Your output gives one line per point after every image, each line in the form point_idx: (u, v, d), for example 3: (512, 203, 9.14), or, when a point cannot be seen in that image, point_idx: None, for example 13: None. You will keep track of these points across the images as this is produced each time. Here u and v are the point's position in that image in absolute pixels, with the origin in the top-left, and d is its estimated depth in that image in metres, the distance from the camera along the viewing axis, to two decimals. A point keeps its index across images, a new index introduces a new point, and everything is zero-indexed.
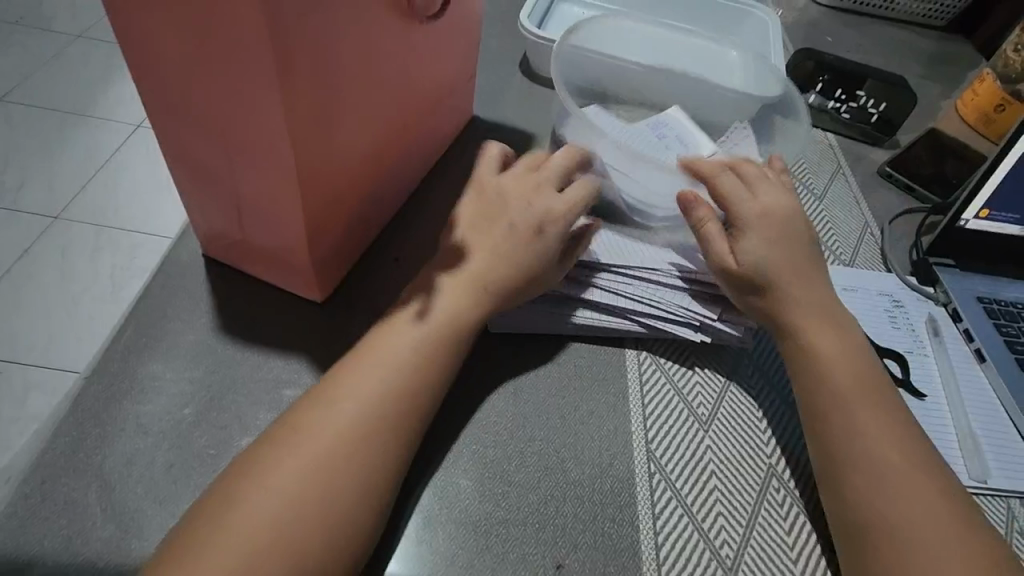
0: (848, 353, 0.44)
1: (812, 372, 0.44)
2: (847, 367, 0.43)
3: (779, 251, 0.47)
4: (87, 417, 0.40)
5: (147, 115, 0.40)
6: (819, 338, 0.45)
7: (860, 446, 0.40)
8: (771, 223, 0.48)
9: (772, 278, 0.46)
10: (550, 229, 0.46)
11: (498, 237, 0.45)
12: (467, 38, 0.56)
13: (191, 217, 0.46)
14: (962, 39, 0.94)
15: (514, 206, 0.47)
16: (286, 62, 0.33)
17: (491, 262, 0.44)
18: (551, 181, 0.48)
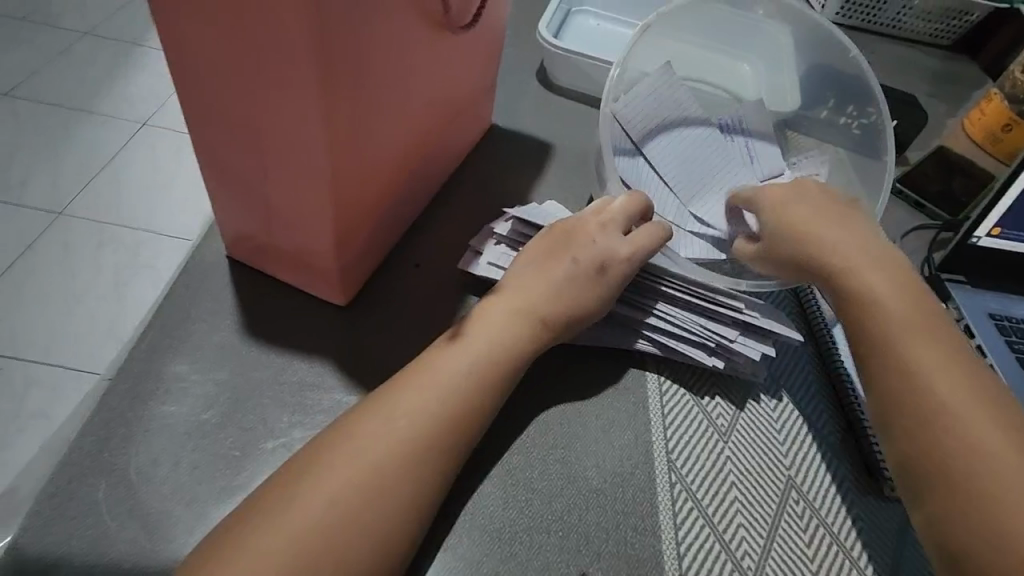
0: (897, 288, 0.43)
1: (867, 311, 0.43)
2: (900, 306, 0.42)
3: (810, 216, 0.48)
4: (113, 417, 0.40)
5: (181, 116, 0.40)
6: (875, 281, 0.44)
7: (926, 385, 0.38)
8: (797, 197, 0.50)
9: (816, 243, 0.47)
10: (611, 269, 0.46)
11: (561, 272, 0.45)
12: (490, 48, 0.57)
13: (217, 219, 0.46)
14: (968, 59, 0.96)
15: (582, 243, 0.47)
16: (328, 67, 0.33)
17: (549, 293, 0.44)
18: (618, 220, 0.48)
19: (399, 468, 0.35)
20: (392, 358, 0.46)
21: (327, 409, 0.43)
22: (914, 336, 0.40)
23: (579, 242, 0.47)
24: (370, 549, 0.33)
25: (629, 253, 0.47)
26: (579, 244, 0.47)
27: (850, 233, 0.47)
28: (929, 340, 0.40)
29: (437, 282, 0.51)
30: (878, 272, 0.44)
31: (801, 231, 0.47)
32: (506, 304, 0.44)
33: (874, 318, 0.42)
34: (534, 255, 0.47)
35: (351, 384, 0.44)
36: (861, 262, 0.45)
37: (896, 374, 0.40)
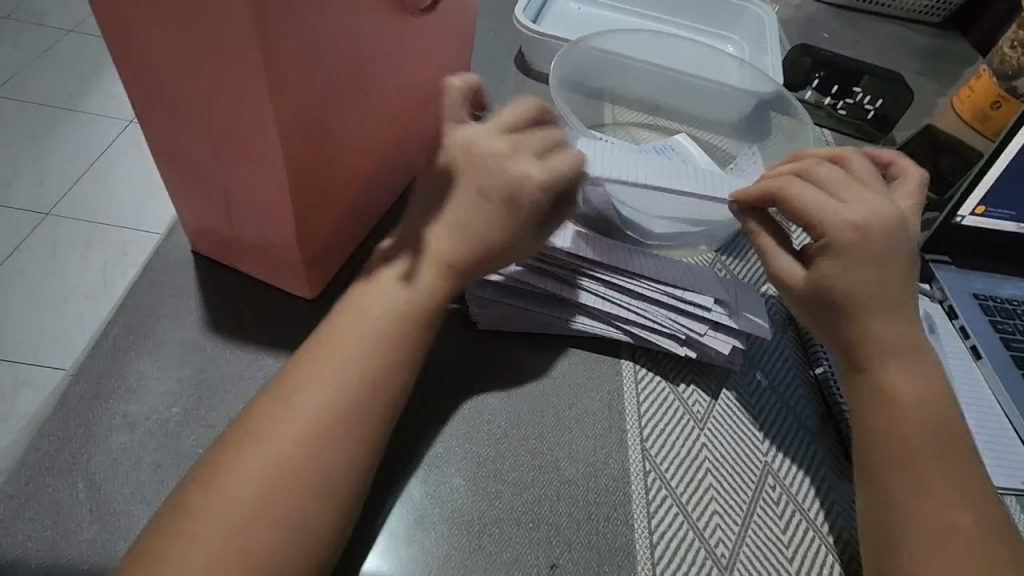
0: (932, 391, 0.41)
1: (880, 402, 0.40)
2: (922, 402, 0.40)
3: (872, 275, 0.41)
4: (72, 417, 0.39)
5: (136, 111, 0.39)
6: (899, 367, 0.41)
7: (915, 500, 0.37)
8: (875, 245, 0.42)
9: (862, 310, 0.41)
10: (524, 198, 0.41)
11: (464, 204, 0.41)
12: (461, 32, 0.55)
13: (179, 214, 0.45)
14: (958, 36, 0.94)
15: (474, 173, 0.41)
16: (274, 54, 0.32)
17: (468, 245, 0.41)
18: (526, 144, 0.43)
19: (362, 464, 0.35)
20: None
21: None
22: (931, 441, 0.39)
23: (491, 163, 0.41)
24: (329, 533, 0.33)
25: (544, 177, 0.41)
26: (468, 169, 0.42)
27: (908, 318, 0.42)
28: (943, 449, 0.39)
29: None
30: (914, 371, 0.41)
31: (852, 265, 0.41)
32: (410, 266, 0.41)
33: (891, 409, 0.40)
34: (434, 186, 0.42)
35: None
36: (906, 346, 0.41)
37: (903, 469, 0.38)
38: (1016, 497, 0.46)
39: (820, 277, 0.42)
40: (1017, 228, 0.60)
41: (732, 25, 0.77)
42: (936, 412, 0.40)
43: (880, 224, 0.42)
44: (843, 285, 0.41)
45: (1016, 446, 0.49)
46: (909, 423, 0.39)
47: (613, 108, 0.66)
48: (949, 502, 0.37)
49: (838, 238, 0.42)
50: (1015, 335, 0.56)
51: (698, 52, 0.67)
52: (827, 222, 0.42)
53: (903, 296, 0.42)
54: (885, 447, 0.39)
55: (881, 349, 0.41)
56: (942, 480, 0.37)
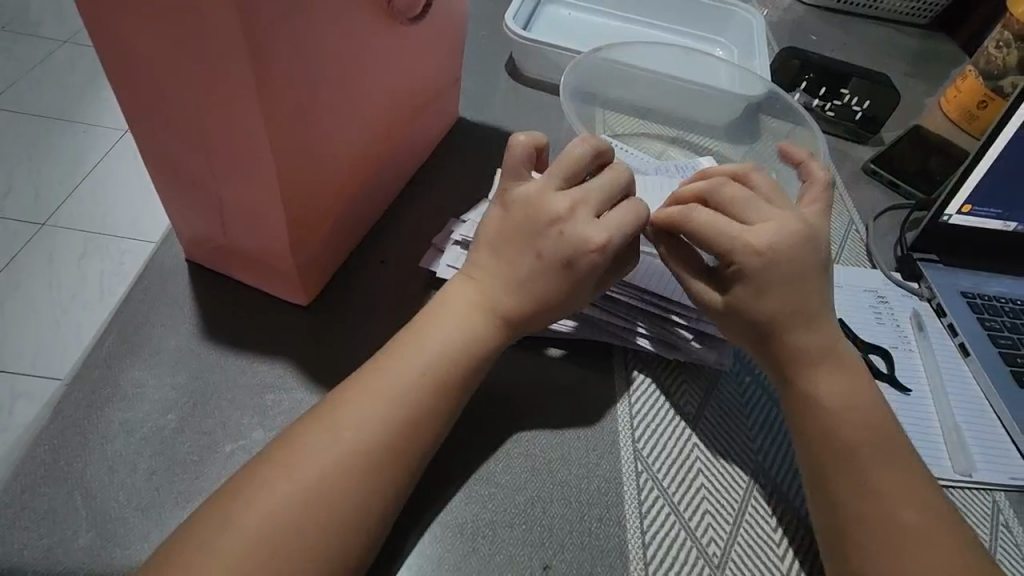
0: (857, 395, 0.40)
1: (807, 405, 0.40)
2: (847, 411, 0.40)
3: (789, 295, 0.41)
4: (68, 425, 0.40)
5: (128, 124, 0.40)
6: (817, 370, 0.41)
7: (858, 506, 0.37)
8: (785, 266, 0.40)
9: (782, 327, 0.41)
10: (581, 263, 0.40)
11: (527, 266, 0.41)
12: (452, 39, 0.56)
13: (173, 223, 0.46)
14: (945, 36, 0.95)
15: (551, 231, 0.41)
16: (261, 64, 0.33)
17: (511, 289, 0.41)
18: (593, 198, 0.41)
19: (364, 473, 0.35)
20: (353, 357, 0.45)
21: (286, 410, 0.42)
22: (862, 453, 0.38)
23: (549, 229, 0.41)
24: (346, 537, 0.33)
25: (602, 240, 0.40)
26: (531, 231, 0.41)
27: (828, 325, 0.42)
28: (875, 455, 0.38)
29: (400, 278, 0.51)
30: (833, 378, 0.41)
31: (747, 270, 0.40)
32: (470, 293, 0.42)
33: (823, 420, 0.40)
34: (494, 241, 0.42)
35: (312, 384, 0.44)
36: (829, 357, 0.41)
37: (839, 478, 0.38)
38: (1004, 492, 0.46)
39: (737, 300, 0.41)
40: (1003, 226, 0.61)
41: (720, 29, 0.78)
42: (857, 405, 0.40)
43: (782, 238, 0.40)
44: (761, 310, 0.41)
45: (1004, 441, 0.49)
46: (835, 418, 0.39)
47: (606, 115, 0.65)
48: (886, 508, 0.37)
49: (747, 264, 0.40)
50: (1003, 331, 0.56)
51: (693, 57, 0.67)
52: (736, 247, 0.40)
53: (819, 305, 0.41)
54: (822, 456, 0.39)
55: (798, 360, 0.41)
56: (884, 486, 0.37)
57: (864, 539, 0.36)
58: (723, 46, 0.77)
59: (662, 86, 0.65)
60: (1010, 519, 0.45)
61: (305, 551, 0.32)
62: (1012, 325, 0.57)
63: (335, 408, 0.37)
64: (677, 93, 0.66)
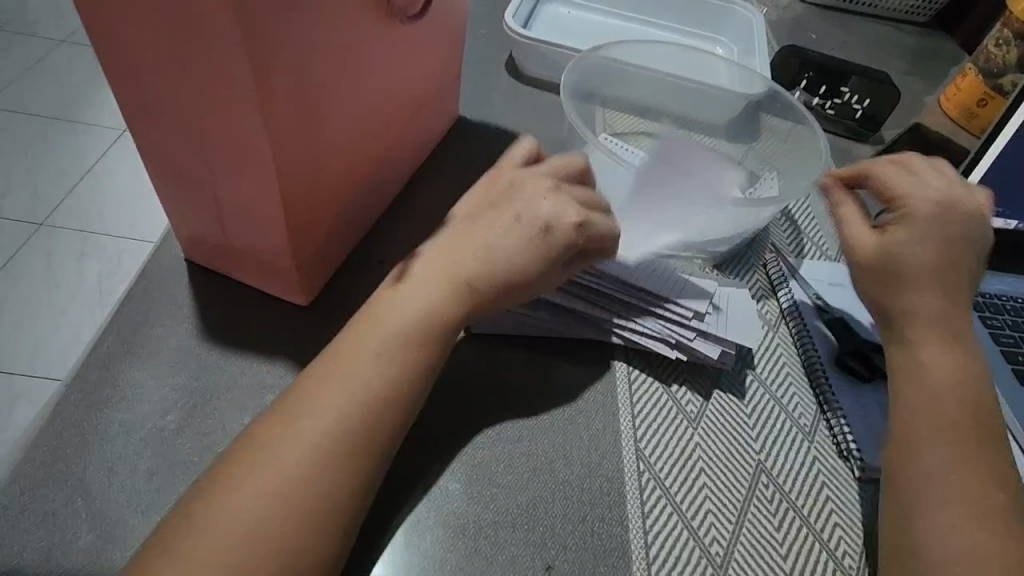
0: (961, 371, 0.42)
1: (916, 373, 0.42)
2: (959, 384, 0.41)
3: (928, 253, 0.45)
4: (66, 426, 0.39)
5: (126, 121, 0.39)
6: (933, 341, 0.43)
7: (943, 468, 0.38)
8: (928, 225, 0.46)
9: (915, 276, 0.44)
10: (557, 229, 0.43)
11: (500, 233, 0.43)
12: (452, 37, 0.56)
13: (172, 223, 0.45)
14: (945, 35, 0.95)
15: (529, 203, 0.44)
16: (260, 61, 0.33)
17: (482, 253, 0.42)
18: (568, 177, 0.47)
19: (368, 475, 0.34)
20: None
21: None
22: (952, 422, 0.40)
23: (529, 198, 0.45)
24: None
25: (578, 215, 0.44)
26: (512, 200, 0.45)
27: (955, 297, 0.45)
28: (976, 434, 0.40)
29: None
30: (954, 355, 0.43)
31: (933, 220, 0.46)
32: (427, 265, 0.42)
33: (924, 387, 0.41)
34: (466, 214, 0.46)
35: None
36: (935, 329, 0.43)
37: (926, 444, 0.39)
38: None
39: (885, 245, 0.46)
40: (1005, 225, 0.60)
41: (719, 27, 0.78)
42: (962, 383, 0.41)
43: (961, 205, 0.47)
44: (915, 261, 0.45)
45: None
46: (940, 387, 0.41)
47: (606, 116, 0.65)
48: (973, 484, 0.38)
49: (908, 208, 0.46)
50: (1005, 330, 0.56)
51: (688, 54, 0.67)
52: (906, 196, 0.47)
53: (959, 271, 0.45)
54: (907, 422, 0.41)
55: (919, 321, 0.44)
56: (969, 452, 0.39)
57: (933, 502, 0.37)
58: (723, 45, 0.77)
59: (660, 84, 0.65)
60: None
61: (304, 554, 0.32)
62: (1013, 323, 0.57)
63: (308, 391, 0.37)
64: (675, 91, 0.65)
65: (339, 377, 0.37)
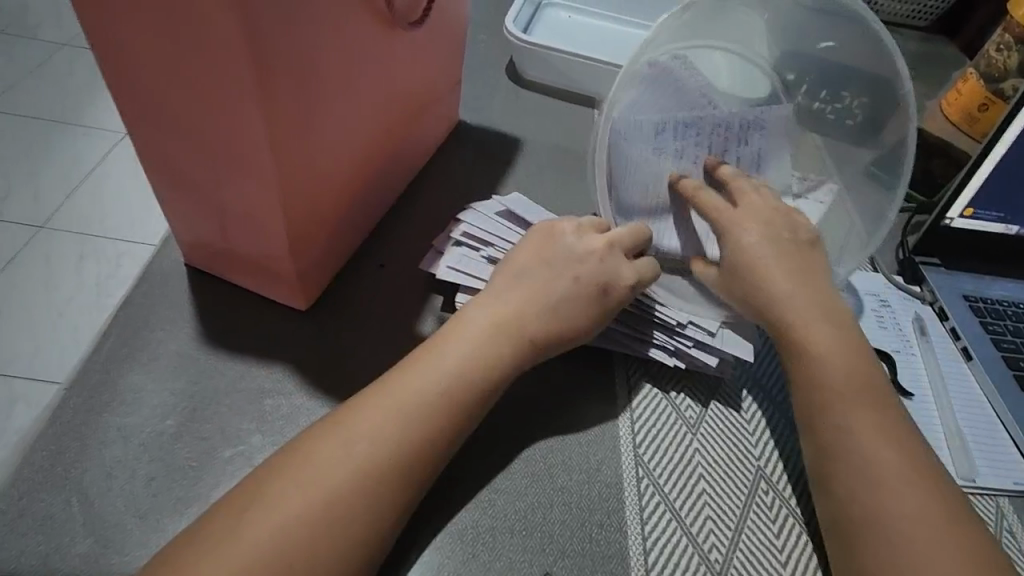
0: (846, 347, 0.43)
1: (796, 349, 0.43)
2: (841, 357, 0.42)
3: (769, 253, 0.47)
4: (66, 430, 0.39)
5: (123, 123, 0.39)
6: (807, 318, 0.44)
7: (844, 444, 0.39)
8: (767, 231, 0.48)
9: (761, 277, 0.46)
10: (615, 290, 0.44)
11: (558, 288, 0.43)
12: (452, 42, 0.56)
13: (172, 226, 0.46)
14: (945, 40, 0.95)
15: (588, 262, 0.44)
16: (260, 64, 0.33)
17: (542, 309, 0.42)
18: (625, 241, 0.46)
19: (373, 486, 0.34)
20: (353, 362, 0.45)
21: (285, 415, 0.42)
22: (849, 394, 0.41)
23: (589, 259, 0.44)
24: (352, 550, 0.33)
25: (632, 276, 0.45)
26: (566, 258, 0.44)
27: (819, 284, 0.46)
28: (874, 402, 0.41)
29: (399, 282, 0.51)
30: (836, 328, 0.44)
31: (746, 235, 0.47)
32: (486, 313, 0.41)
33: (811, 368, 0.42)
34: (524, 261, 0.44)
35: (312, 389, 0.44)
36: (817, 312, 0.45)
37: (828, 423, 0.40)
38: (1007, 497, 0.46)
39: (727, 266, 0.48)
40: (1005, 230, 0.60)
41: None
42: (848, 357, 0.43)
43: (769, 218, 0.49)
44: (759, 258, 0.47)
45: (1008, 447, 0.49)
46: (828, 365, 0.42)
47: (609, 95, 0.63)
48: (878, 444, 0.38)
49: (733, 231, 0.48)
50: (1006, 335, 0.56)
51: None
52: (723, 218, 0.49)
53: (802, 260, 0.48)
54: (811, 408, 0.41)
55: (783, 305, 0.45)
56: (865, 421, 0.40)
57: (853, 477, 0.38)
58: None
59: None
60: (1014, 524, 0.44)
61: (305, 560, 0.31)
62: (1014, 328, 0.57)
63: None
64: None
65: (385, 404, 0.36)
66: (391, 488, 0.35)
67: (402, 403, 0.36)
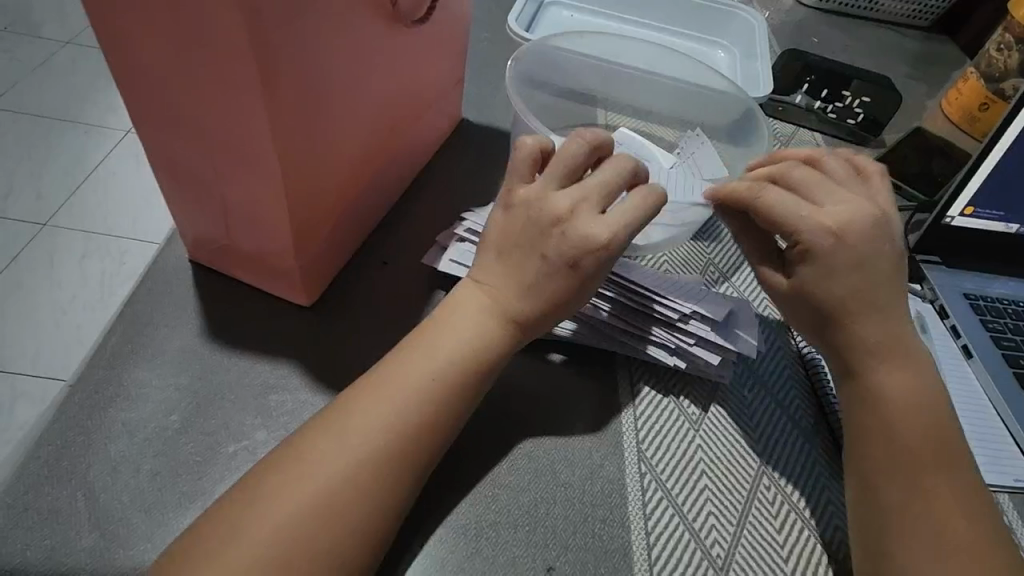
0: (919, 399, 0.40)
1: (870, 400, 0.41)
2: (914, 413, 0.40)
3: (853, 279, 0.41)
4: (71, 425, 0.40)
5: (131, 121, 0.39)
6: (888, 367, 0.41)
7: (904, 507, 0.37)
8: (856, 248, 0.41)
9: (843, 318, 0.42)
10: (585, 263, 0.39)
11: (531, 267, 0.40)
12: (455, 40, 0.56)
13: (177, 223, 0.46)
14: (946, 39, 0.95)
15: (551, 238, 0.39)
16: (266, 63, 0.33)
17: (517, 290, 0.40)
18: (593, 196, 0.40)
19: (378, 481, 0.34)
20: (356, 359, 0.45)
21: (289, 411, 0.42)
22: (918, 455, 0.38)
23: (550, 230, 0.39)
24: (356, 543, 0.33)
25: (604, 240, 0.39)
26: (533, 234, 0.40)
27: (897, 315, 0.42)
28: (942, 463, 0.38)
29: (402, 279, 0.51)
30: (917, 380, 0.41)
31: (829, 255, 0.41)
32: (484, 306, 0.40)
33: (882, 421, 0.40)
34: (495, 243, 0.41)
35: (315, 385, 0.44)
36: (898, 353, 0.41)
37: (892, 482, 0.38)
38: (1007, 494, 0.46)
39: (799, 283, 0.43)
40: (1006, 229, 0.61)
41: (722, 30, 0.78)
42: (922, 413, 0.40)
43: (853, 226, 0.41)
44: (830, 296, 0.42)
45: (1007, 444, 0.49)
46: (902, 422, 0.39)
47: (607, 116, 0.65)
48: (939, 512, 0.37)
49: (813, 245, 0.41)
50: (1006, 333, 0.56)
51: (681, 60, 0.63)
52: (803, 226, 0.41)
53: (891, 290, 0.42)
54: (875, 461, 0.39)
55: (864, 350, 0.41)
56: (929, 485, 0.37)
57: (910, 545, 0.36)
58: (725, 48, 0.78)
59: (654, 85, 0.64)
60: (1014, 520, 0.45)
61: (310, 555, 0.31)
62: (1014, 327, 0.57)
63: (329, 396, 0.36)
64: (665, 93, 0.64)
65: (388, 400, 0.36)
66: (391, 485, 0.35)
67: (406, 399, 0.36)
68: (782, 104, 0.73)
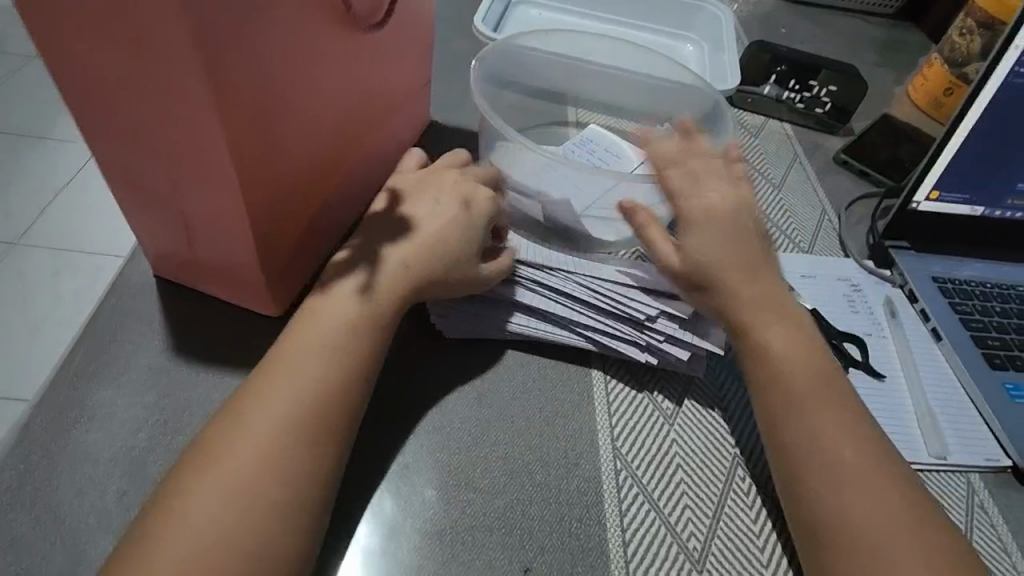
0: (802, 349, 0.43)
1: (756, 353, 0.43)
2: (800, 363, 0.42)
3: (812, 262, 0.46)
4: (34, 449, 0.39)
5: (82, 136, 0.39)
6: (772, 323, 0.43)
7: (807, 444, 0.39)
8: None
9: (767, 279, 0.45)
10: None
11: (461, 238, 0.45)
12: (419, 43, 0.56)
13: (138, 238, 0.45)
14: (911, 26, 0.96)
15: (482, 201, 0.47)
16: (214, 70, 0.32)
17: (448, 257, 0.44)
18: None
19: None
20: None
21: None
22: (812, 396, 0.40)
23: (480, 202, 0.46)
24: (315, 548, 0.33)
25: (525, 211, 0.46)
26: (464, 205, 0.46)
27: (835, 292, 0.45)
28: (828, 404, 0.40)
29: None
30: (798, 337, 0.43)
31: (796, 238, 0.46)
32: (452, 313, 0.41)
33: (771, 367, 0.42)
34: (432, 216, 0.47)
35: None
36: (774, 310, 0.44)
37: (795, 421, 0.40)
38: (978, 474, 0.47)
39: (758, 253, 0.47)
40: (972, 211, 0.61)
41: (690, 24, 0.79)
42: (805, 360, 0.42)
43: None
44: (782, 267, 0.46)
45: (977, 424, 0.50)
46: (786, 364, 0.42)
47: (576, 113, 0.65)
48: (850, 451, 0.38)
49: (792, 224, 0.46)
50: (974, 315, 0.57)
51: (647, 54, 0.63)
52: None
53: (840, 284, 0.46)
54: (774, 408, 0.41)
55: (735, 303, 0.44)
56: (828, 430, 0.39)
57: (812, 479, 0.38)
58: (693, 42, 0.78)
59: (620, 81, 0.64)
60: (985, 501, 0.46)
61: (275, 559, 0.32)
62: (981, 308, 0.58)
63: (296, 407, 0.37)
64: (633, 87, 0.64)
65: None
66: None
67: None
68: (750, 96, 0.74)
